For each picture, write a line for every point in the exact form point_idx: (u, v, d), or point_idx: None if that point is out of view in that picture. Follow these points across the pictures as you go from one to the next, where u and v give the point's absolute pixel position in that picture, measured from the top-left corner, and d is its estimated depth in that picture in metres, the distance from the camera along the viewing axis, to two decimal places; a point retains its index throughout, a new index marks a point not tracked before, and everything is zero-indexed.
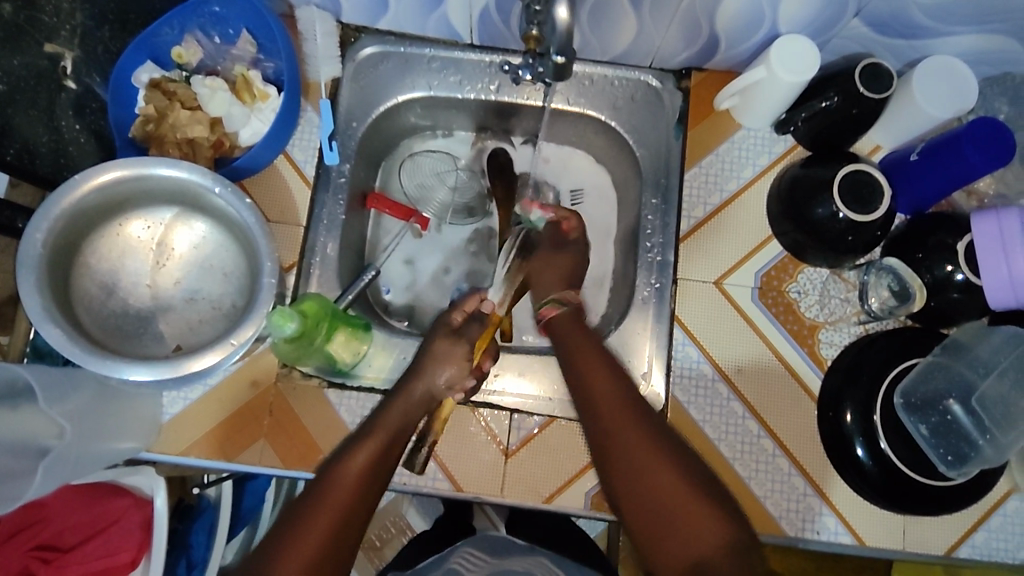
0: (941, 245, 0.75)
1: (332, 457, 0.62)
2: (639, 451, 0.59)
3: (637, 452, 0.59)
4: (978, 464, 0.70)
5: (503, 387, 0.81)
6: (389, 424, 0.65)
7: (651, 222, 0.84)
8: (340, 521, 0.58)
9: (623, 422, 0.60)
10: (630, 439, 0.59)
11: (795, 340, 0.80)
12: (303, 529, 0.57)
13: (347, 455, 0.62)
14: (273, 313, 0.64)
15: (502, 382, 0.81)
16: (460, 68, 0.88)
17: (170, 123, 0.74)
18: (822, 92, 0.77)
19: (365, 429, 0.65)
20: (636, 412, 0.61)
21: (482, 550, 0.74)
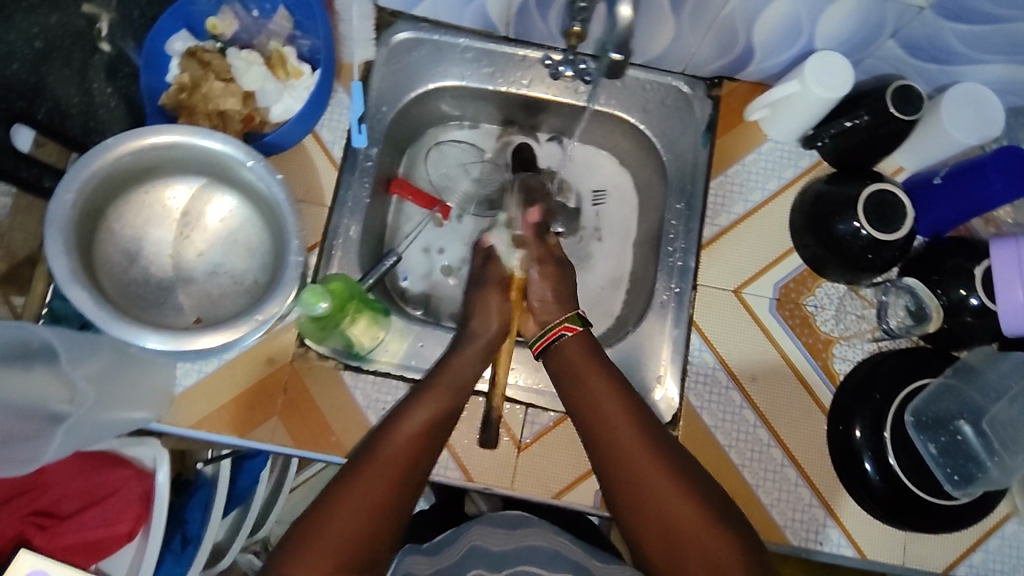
0: (959, 269, 0.76)
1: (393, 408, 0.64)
2: (666, 494, 0.59)
3: (662, 492, 0.59)
4: (983, 486, 0.71)
5: (503, 377, 0.80)
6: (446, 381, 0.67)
7: (674, 227, 0.84)
8: (400, 470, 0.60)
9: (646, 457, 0.61)
10: (653, 481, 0.60)
11: (809, 352, 0.81)
12: (364, 478, 0.59)
13: (405, 409, 0.63)
14: (306, 291, 0.65)
15: (506, 373, 0.80)
16: (493, 60, 0.87)
17: (202, 93, 0.73)
18: (851, 110, 0.78)
19: (425, 382, 0.67)
20: (663, 451, 0.62)
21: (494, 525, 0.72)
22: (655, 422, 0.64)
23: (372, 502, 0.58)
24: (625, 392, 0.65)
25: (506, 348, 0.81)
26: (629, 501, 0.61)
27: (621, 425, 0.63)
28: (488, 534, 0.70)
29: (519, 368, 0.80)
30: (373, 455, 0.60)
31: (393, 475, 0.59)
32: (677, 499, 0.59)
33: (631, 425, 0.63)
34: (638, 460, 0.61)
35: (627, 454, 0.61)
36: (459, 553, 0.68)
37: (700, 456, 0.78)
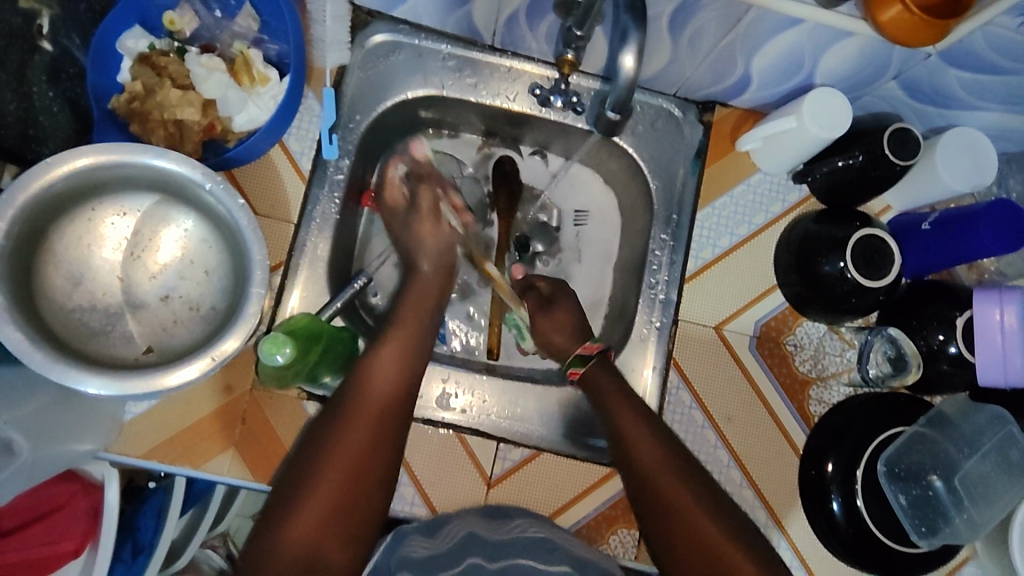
0: (940, 317, 0.75)
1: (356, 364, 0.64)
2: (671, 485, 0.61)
3: (672, 482, 0.61)
4: (948, 538, 0.70)
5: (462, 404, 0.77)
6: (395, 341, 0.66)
7: (657, 258, 0.81)
8: (376, 432, 0.59)
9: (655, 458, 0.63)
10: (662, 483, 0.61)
11: (785, 393, 0.80)
12: (342, 441, 0.58)
13: (371, 370, 0.63)
14: (264, 340, 0.59)
15: (464, 400, 0.78)
16: (476, 70, 0.82)
17: (157, 101, 0.67)
18: (846, 150, 0.75)
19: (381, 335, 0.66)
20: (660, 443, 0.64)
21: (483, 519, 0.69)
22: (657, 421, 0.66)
23: (350, 460, 0.57)
24: (631, 401, 0.68)
25: (467, 373, 0.79)
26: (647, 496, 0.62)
27: (632, 427, 0.65)
28: (483, 526, 0.67)
29: (475, 394, 0.78)
30: (348, 413, 0.60)
31: (369, 434, 0.59)
32: (675, 484, 0.61)
33: (644, 427, 0.65)
34: (648, 455, 0.63)
35: (642, 451, 0.64)
36: (455, 539, 0.64)
37: None
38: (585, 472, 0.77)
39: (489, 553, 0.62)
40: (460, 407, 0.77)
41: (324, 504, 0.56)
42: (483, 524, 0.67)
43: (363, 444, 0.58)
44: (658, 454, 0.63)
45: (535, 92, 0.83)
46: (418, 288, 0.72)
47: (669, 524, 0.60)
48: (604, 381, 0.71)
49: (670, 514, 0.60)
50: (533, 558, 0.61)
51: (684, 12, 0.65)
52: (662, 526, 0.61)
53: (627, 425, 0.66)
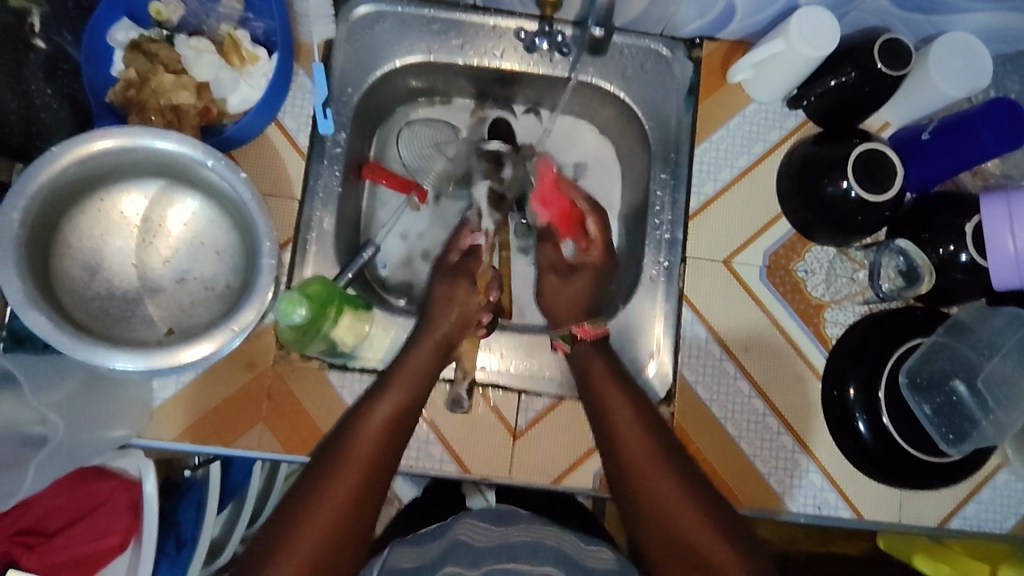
0: (949, 226, 0.74)
1: (347, 420, 0.62)
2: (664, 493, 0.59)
3: (664, 489, 0.59)
4: (976, 443, 0.71)
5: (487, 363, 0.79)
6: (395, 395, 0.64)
7: (660, 198, 0.82)
8: (359, 480, 0.57)
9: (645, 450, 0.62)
10: (652, 472, 0.60)
11: (801, 319, 0.80)
12: (324, 486, 0.56)
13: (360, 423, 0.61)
14: (282, 299, 0.63)
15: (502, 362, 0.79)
16: (461, 31, 0.83)
17: (152, 88, 0.68)
18: (837, 68, 0.75)
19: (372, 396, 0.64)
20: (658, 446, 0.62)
21: (486, 520, 0.66)
22: (654, 424, 0.64)
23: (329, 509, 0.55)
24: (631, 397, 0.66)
25: (504, 337, 0.80)
26: (636, 502, 0.59)
27: (626, 429, 0.63)
28: (477, 529, 0.64)
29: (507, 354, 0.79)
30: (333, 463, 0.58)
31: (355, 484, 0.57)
32: (671, 488, 0.59)
33: (631, 427, 0.63)
34: (641, 457, 0.61)
35: (632, 453, 0.61)
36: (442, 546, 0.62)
37: (698, 431, 0.77)
38: None
39: (472, 560, 0.58)
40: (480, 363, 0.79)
41: (309, 537, 0.54)
42: (484, 525, 0.64)
43: (345, 492, 0.56)
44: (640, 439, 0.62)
45: (520, 35, 0.83)
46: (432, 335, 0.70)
47: (664, 535, 0.57)
48: (595, 360, 0.70)
49: (665, 526, 0.57)
50: (519, 560, 0.58)
51: None
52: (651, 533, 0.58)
53: (616, 415, 0.65)
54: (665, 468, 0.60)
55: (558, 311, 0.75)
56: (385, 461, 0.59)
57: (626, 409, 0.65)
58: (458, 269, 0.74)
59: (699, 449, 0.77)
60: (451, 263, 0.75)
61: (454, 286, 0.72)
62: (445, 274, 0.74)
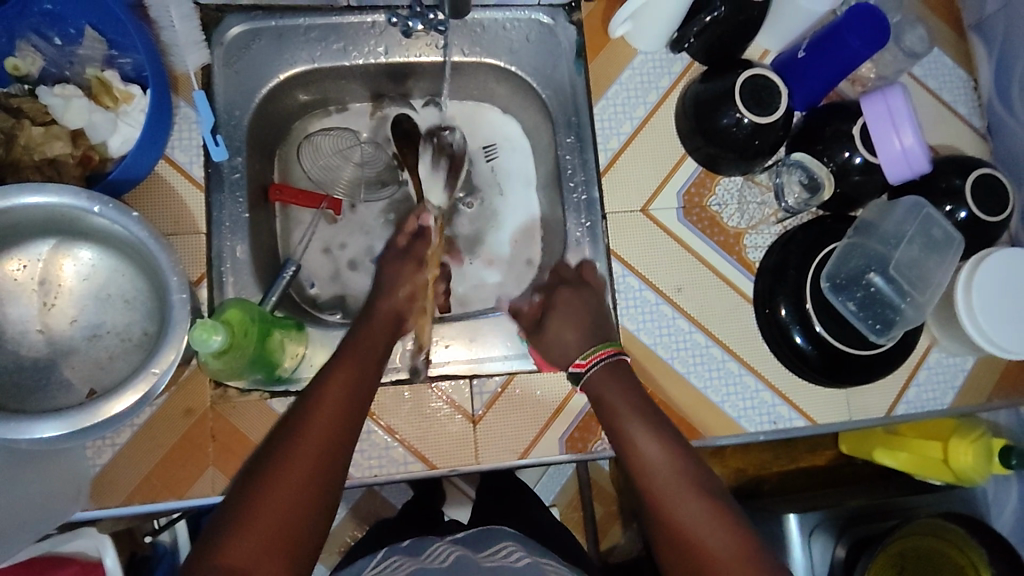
0: (838, 133, 0.78)
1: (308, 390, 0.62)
2: (681, 509, 0.58)
3: (683, 503, 0.59)
4: (902, 327, 0.74)
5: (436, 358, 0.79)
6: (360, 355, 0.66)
7: (570, 162, 0.84)
8: (329, 444, 0.58)
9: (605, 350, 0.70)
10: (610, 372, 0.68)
11: (723, 250, 0.83)
12: (310, 434, 0.58)
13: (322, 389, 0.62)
14: (196, 327, 0.60)
15: (452, 350, 0.80)
16: (341, 34, 0.81)
17: (22, 144, 0.65)
18: (708, 4, 0.77)
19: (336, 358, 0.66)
20: (673, 466, 0.61)
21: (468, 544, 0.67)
22: (661, 427, 0.64)
23: (301, 480, 0.55)
24: (640, 410, 0.66)
25: (448, 327, 0.81)
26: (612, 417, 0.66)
27: (642, 446, 0.63)
28: (466, 547, 0.66)
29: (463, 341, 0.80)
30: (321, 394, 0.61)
31: (319, 456, 0.57)
32: (687, 502, 0.59)
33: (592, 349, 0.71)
34: (661, 476, 0.61)
35: (642, 459, 0.62)
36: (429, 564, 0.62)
37: (650, 376, 0.79)
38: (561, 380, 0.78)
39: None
40: (426, 360, 0.79)
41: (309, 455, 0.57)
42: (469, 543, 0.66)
43: (315, 456, 0.57)
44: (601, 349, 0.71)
45: None
46: (381, 311, 0.72)
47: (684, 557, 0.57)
48: (606, 379, 0.68)
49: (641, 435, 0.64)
50: None
51: None
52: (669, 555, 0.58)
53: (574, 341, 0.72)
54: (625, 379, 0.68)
55: (564, 341, 0.73)
56: (351, 423, 0.60)
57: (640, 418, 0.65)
58: (405, 251, 0.78)
59: (654, 393, 0.79)
60: (400, 244, 0.79)
61: (403, 265, 0.77)
62: (394, 256, 0.78)
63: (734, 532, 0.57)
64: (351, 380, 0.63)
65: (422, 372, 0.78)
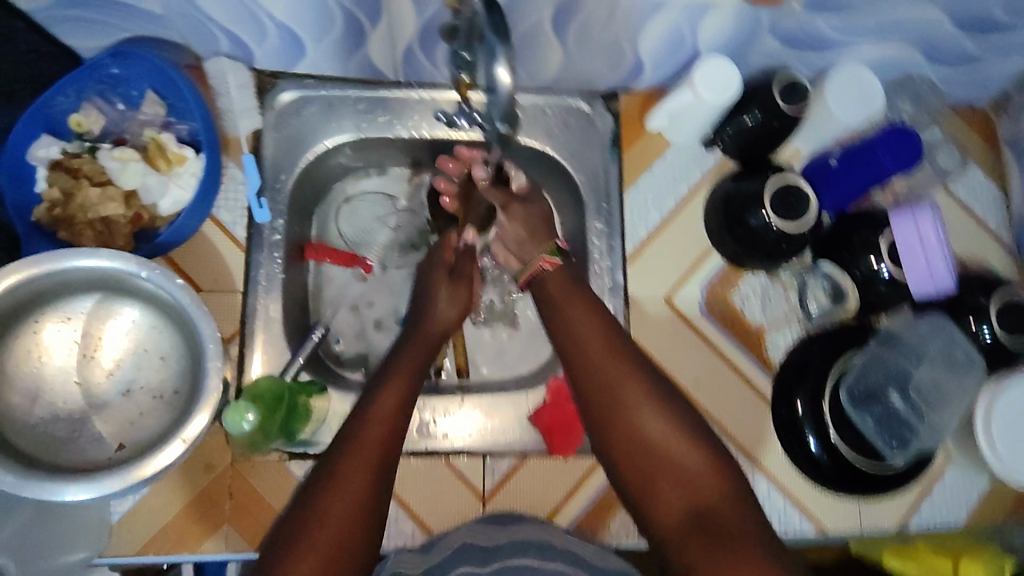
0: (865, 242, 0.79)
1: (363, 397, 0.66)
2: (637, 406, 0.62)
3: (655, 442, 0.61)
4: (917, 446, 0.75)
5: (449, 425, 0.80)
6: (409, 366, 0.69)
7: (598, 246, 0.85)
8: (386, 445, 0.61)
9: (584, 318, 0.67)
10: (588, 342, 0.65)
11: (744, 347, 0.84)
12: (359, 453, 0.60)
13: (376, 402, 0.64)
14: (228, 411, 0.62)
15: (468, 418, 0.81)
16: (388, 107, 0.84)
17: (78, 203, 0.69)
18: (745, 108, 0.80)
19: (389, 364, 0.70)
20: (614, 344, 0.65)
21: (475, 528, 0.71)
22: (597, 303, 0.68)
23: (364, 480, 0.59)
24: (586, 298, 0.68)
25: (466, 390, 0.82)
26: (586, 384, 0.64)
27: (582, 337, 0.65)
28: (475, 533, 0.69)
29: (483, 407, 0.81)
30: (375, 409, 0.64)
31: (376, 455, 0.61)
32: (644, 407, 0.62)
33: (575, 313, 0.67)
34: (602, 360, 0.64)
35: (607, 379, 0.63)
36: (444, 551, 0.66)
37: None
38: (575, 463, 0.79)
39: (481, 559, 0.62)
40: (441, 433, 0.80)
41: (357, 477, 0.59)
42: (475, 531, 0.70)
43: (375, 458, 0.60)
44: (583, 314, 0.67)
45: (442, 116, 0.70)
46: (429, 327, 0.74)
47: (646, 459, 0.60)
48: (559, 282, 0.70)
49: (613, 408, 0.63)
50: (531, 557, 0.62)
51: (564, 12, 0.69)
52: (620, 438, 0.62)
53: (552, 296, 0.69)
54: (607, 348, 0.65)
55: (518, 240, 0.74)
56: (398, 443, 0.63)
57: (582, 308, 0.67)
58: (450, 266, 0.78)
59: None
60: (448, 262, 0.78)
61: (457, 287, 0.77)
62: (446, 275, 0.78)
63: (691, 431, 0.61)
64: (403, 389, 0.66)
65: (439, 445, 0.79)
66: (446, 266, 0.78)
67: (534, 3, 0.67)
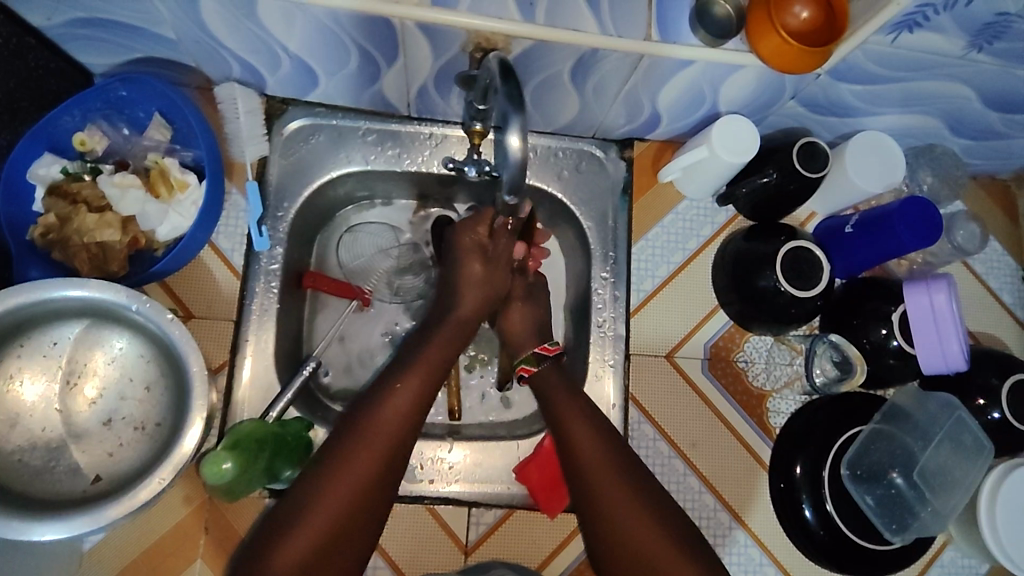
0: (877, 313, 0.77)
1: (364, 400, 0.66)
2: (630, 524, 0.63)
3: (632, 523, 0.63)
4: (918, 533, 0.72)
5: (432, 462, 0.79)
6: (431, 357, 0.69)
7: (600, 296, 0.83)
8: (385, 459, 0.62)
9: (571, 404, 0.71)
10: (574, 428, 0.69)
11: (745, 410, 0.82)
12: (370, 429, 0.63)
13: (380, 398, 0.65)
14: (205, 463, 0.61)
15: (454, 456, 0.79)
16: (398, 140, 0.83)
17: (75, 227, 0.67)
18: (761, 168, 0.78)
19: (432, 326, 0.74)
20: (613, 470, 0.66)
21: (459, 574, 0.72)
22: (603, 429, 0.69)
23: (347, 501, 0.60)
24: (586, 414, 0.70)
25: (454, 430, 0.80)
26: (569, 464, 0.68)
27: (574, 426, 0.69)
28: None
29: (468, 446, 0.79)
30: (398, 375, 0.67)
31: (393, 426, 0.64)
32: (641, 532, 0.63)
33: (570, 399, 0.71)
34: (583, 448, 0.68)
35: (581, 454, 0.67)
36: None
37: None
38: (560, 523, 0.78)
39: None
40: (427, 478, 0.78)
41: (372, 446, 0.63)
42: None
43: (378, 447, 0.63)
44: (573, 403, 0.71)
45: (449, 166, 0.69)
46: (446, 327, 0.73)
47: (624, 549, 0.63)
48: (558, 386, 0.73)
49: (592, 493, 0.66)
50: None
51: (583, 65, 0.67)
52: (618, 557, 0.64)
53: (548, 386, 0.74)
54: (587, 430, 0.68)
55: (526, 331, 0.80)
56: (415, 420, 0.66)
57: (588, 435, 0.68)
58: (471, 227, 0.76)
59: None
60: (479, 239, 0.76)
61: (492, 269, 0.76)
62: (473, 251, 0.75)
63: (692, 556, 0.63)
64: (433, 352, 0.70)
65: (424, 491, 0.77)
66: (482, 251, 0.76)
67: (553, 55, 0.66)
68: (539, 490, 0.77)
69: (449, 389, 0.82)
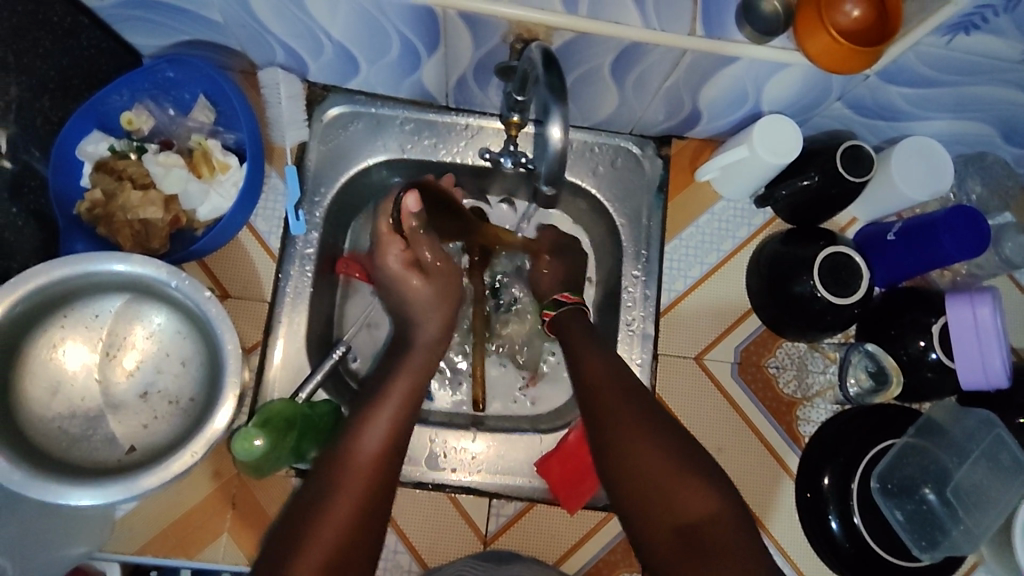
0: (917, 323, 0.75)
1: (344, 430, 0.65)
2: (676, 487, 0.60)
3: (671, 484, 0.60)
4: (948, 551, 0.70)
5: (455, 452, 0.79)
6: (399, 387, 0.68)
7: (631, 294, 0.82)
8: (380, 486, 0.62)
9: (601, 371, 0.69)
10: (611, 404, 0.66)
11: (774, 417, 0.81)
12: (356, 461, 0.62)
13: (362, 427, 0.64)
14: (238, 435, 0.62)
15: (477, 447, 0.79)
16: (434, 130, 0.83)
17: (119, 203, 0.69)
18: (802, 170, 0.76)
19: (405, 353, 0.73)
20: (654, 442, 0.63)
21: (477, 563, 0.72)
22: (634, 390, 0.67)
23: (361, 499, 0.60)
24: (629, 396, 0.67)
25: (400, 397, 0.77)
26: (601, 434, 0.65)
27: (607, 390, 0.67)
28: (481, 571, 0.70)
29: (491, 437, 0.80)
30: (372, 409, 0.66)
31: (376, 455, 0.63)
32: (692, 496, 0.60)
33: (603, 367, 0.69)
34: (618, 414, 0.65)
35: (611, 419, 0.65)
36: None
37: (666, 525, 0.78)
38: (580, 520, 0.77)
39: None
40: (449, 466, 0.78)
41: (361, 475, 0.61)
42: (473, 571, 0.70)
43: (366, 477, 0.61)
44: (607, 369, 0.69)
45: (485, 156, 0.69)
46: (418, 352, 0.73)
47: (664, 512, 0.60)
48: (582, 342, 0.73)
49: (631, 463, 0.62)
50: None
51: (625, 59, 0.67)
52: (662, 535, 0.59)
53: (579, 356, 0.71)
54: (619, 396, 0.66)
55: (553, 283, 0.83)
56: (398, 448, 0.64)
57: (636, 427, 0.64)
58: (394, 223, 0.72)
59: None
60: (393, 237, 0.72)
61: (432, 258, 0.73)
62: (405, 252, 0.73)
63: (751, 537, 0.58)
64: (408, 379, 0.70)
65: (447, 479, 0.78)
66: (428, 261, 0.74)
67: (594, 48, 0.65)
68: (564, 487, 0.76)
69: (476, 379, 0.83)
